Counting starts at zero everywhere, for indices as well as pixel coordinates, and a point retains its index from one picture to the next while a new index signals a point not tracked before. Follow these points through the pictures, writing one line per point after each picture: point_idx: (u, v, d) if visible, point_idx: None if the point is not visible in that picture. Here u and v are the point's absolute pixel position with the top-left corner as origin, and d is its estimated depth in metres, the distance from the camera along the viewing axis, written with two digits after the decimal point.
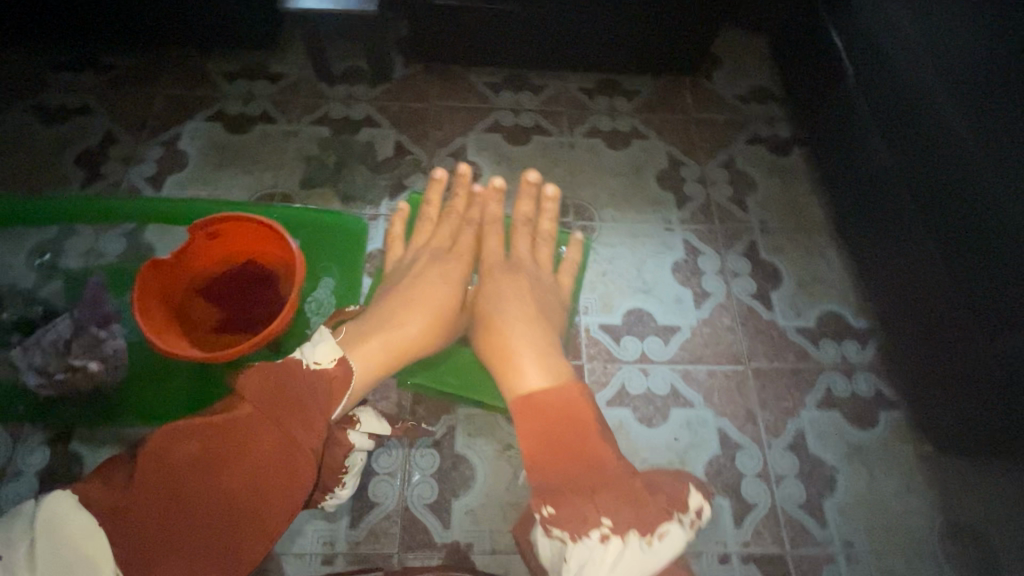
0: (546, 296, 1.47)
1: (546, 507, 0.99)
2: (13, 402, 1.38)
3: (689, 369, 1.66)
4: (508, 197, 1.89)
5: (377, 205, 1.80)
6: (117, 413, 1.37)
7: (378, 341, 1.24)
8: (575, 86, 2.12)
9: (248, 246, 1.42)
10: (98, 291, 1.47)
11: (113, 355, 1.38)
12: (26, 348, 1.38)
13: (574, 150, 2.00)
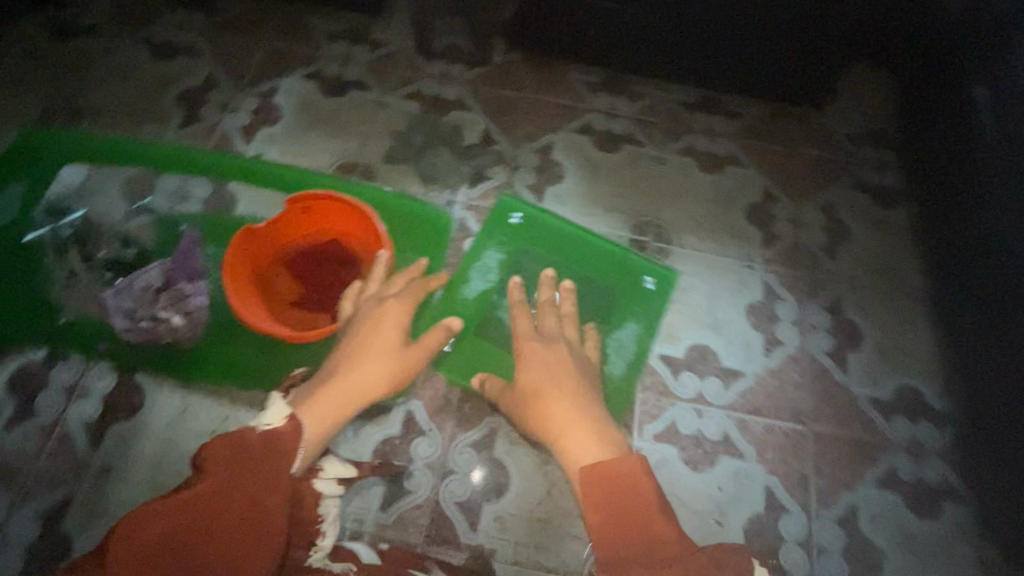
0: (559, 365, 1.41)
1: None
2: (98, 338, 1.46)
3: (746, 418, 1.57)
4: (586, 205, 1.83)
5: (454, 192, 1.78)
6: (189, 366, 1.44)
7: (330, 401, 1.28)
8: (675, 98, 2.00)
9: (336, 226, 1.54)
10: (187, 244, 1.55)
11: (198, 311, 1.48)
12: (117, 292, 1.46)
13: (663, 166, 1.91)
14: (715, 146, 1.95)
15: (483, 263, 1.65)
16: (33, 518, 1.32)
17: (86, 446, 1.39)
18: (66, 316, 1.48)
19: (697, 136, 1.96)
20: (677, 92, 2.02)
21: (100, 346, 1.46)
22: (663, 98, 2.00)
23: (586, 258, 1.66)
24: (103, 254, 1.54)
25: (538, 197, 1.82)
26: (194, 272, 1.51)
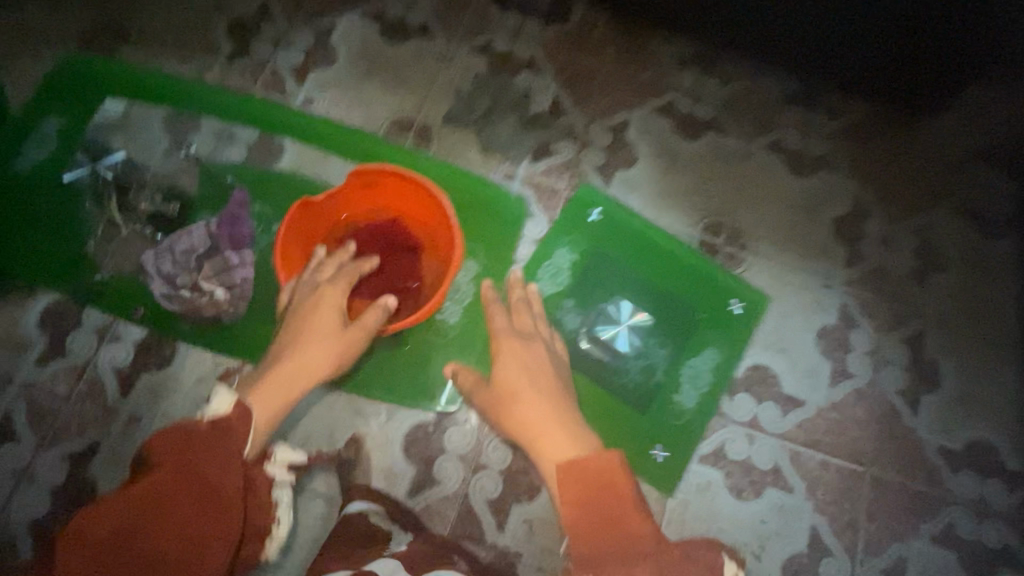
0: (530, 365, 1.30)
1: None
2: (133, 301, 1.39)
3: (801, 451, 1.46)
4: (656, 195, 1.68)
5: (515, 164, 1.63)
6: (227, 338, 1.38)
7: (277, 390, 1.17)
8: (771, 85, 1.79)
9: (406, 208, 1.41)
10: (234, 206, 1.45)
11: (241, 285, 1.39)
12: (160, 255, 1.40)
13: (745, 162, 1.73)
14: (808, 146, 1.75)
15: (555, 264, 1.56)
16: (61, 458, 1.31)
17: (116, 392, 1.35)
18: (102, 272, 1.40)
19: (789, 132, 1.76)
20: (774, 78, 1.79)
21: (136, 307, 1.38)
22: (757, 83, 1.79)
23: (667, 273, 1.56)
24: (146, 207, 1.45)
25: (606, 180, 1.67)
26: (240, 241, 1.42)
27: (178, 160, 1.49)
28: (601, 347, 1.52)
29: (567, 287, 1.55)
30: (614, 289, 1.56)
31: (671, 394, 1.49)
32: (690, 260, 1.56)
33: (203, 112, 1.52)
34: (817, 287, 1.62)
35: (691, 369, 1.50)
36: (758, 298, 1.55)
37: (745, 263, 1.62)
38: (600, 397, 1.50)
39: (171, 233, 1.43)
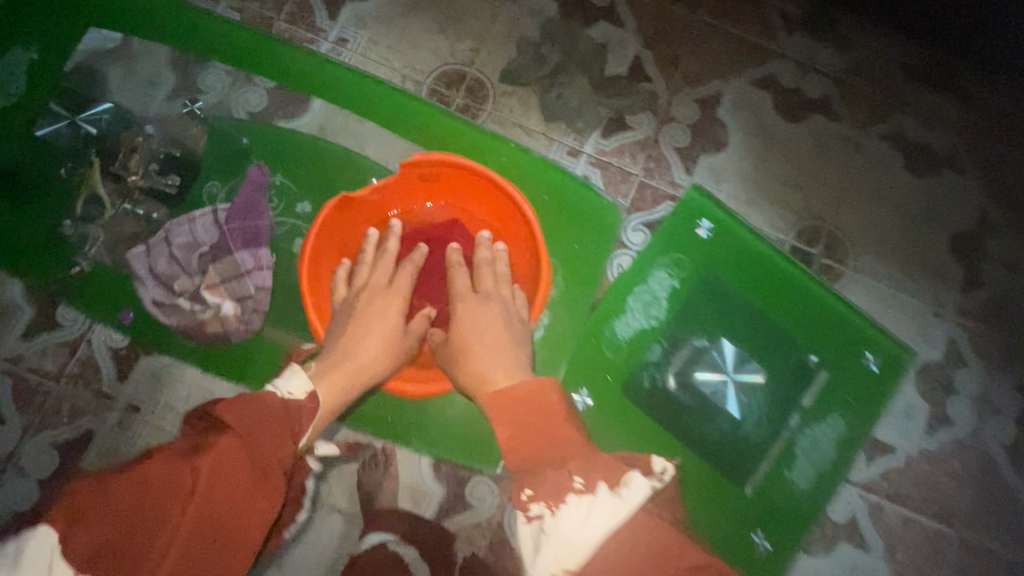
0: (482, 316, 1.01)
1: (526, 489, 0.77)
2: (120, 302, 1.15)
3: (883, 504, 1.27)
4: (749, 187, 1.39)
5: (582, 138, 1.35)
6: (235, 359, 1.13)
7: (338, 373, 0.97)
8: (895, 58, 1.45)
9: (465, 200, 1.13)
10: (250, 187, 1.16)
11: (253, 298, 1.12)
12: (154, 250, 1.14)
13: (856, 154, 1.43)
14: (934, 140, 1.44)
15: (652, 292, 1.10)
16: (53, 445, 1.17)
17: (114, 374, 1.18)
18: (82, 262, 1.16)
19: (914, 121, 1.44)
20: (898, 50, 1.46)
21: (125, 310, 1.15)
22: (882, 56, 1.45)
23: (802, 317, 1.10)
24: (138, 181, 1.17)
25: (688, 166, 1.37)
26: (254, 238, 1.13)
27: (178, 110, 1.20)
28: (700, 405, 1.10)
29: (663, 326, 1.10)
30: (724, 332, 1.11)
31: (781, 470, 1.10)
32: (835, 307, 1.09)
33: (208, 55, 1.20)
34: (926, 315, 1.36)
35: (809, 438, 1.11)
36: (903, 352, 1.11)
37: (842, 281, 1.37)
38: (695, 473, 1.09)
39: (171, 219, 1.16)
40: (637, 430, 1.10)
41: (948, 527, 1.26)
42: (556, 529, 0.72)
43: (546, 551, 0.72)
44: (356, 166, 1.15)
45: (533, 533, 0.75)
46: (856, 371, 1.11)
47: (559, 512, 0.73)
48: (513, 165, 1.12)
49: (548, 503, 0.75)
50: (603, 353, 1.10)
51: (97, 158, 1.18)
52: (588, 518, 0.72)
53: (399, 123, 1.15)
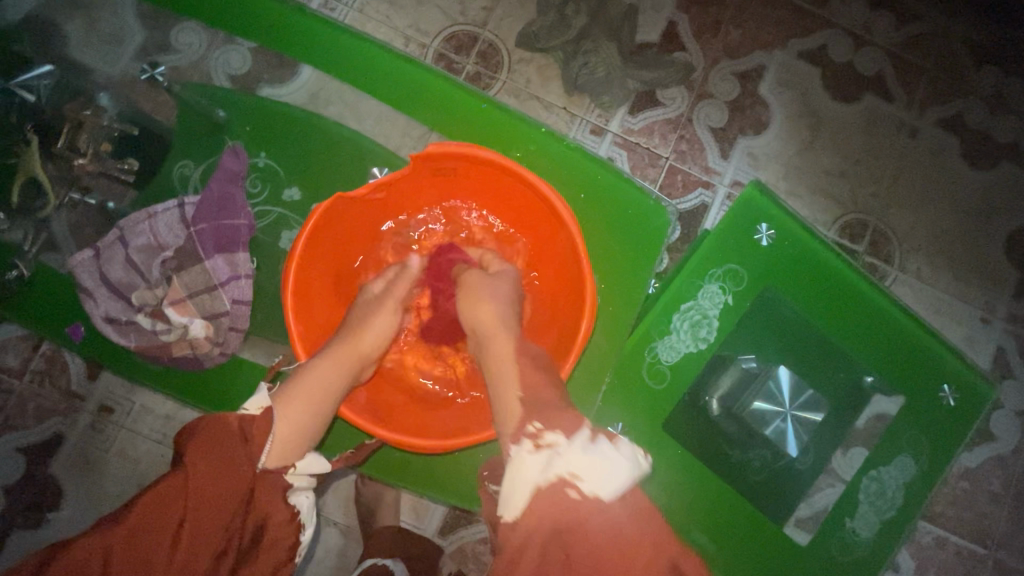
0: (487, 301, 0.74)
1: (533, 421, 0.61)
2: (53, 311, 0.82)
3: (961, 566, 1.04)
4: (804, 181, 1.10)
5: (607, 116, 1.08)
6: (205, 389, 0.81)
7: (314, 386, 0.67)
8: (964, 27, 1.12)
9: (485, 192, 0.80)
10: (220, 177, 0.82)
11: (230, 315, 0.81)
12: (104, 253, 0.81)
13: (912, 144, 1.11)
14: (998, 129, 1.12)
15: (701, 310, 0.81)
16: (18, 450, 1.01)
17: (80, 373, 1.01)
18: (21, 266, 0.80)
19: (979, 107, 1.12)
20: (969, 14, 1.12)
21: (75, 325, 0.81)
22: (946, 28, 1.12)
23: (892, 344, 0.81)
24: (87, 166, 0.81)
25: (725, 150, 1.08)
26: (231, 240, 0.81)
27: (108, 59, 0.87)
28: (745, 438, 0.83)
29: (714, 352, 0.82)
30: (782, 357, 0.83)
31: (838, 514, 0.82)
32: (921, 337, 0.81)
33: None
34: (974, 322, 1.09)
35: (874, 480, 0.82)
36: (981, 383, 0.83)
37: (886, 284, 1.09)
38: (730, 514, 0.82)
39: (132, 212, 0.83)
40: (676, 478, 0.82)
41: (996, 568, 1.04)
42: (557, 459, 0.57)
43: (522, 481, 0.57)
44: (367, 151, 0.85)
45: (518, 457, 0.59)
46: (929, 413, 0.82)
47: (555, 440, 0.58)
48: (521, 140, 0.79)
49: (542, 420, 0.61)
50: (638, 384, 0.81)
51: (34, 135, 0.78)
52: (591, 455, 0.57)
53: (372, 87, 0.81)
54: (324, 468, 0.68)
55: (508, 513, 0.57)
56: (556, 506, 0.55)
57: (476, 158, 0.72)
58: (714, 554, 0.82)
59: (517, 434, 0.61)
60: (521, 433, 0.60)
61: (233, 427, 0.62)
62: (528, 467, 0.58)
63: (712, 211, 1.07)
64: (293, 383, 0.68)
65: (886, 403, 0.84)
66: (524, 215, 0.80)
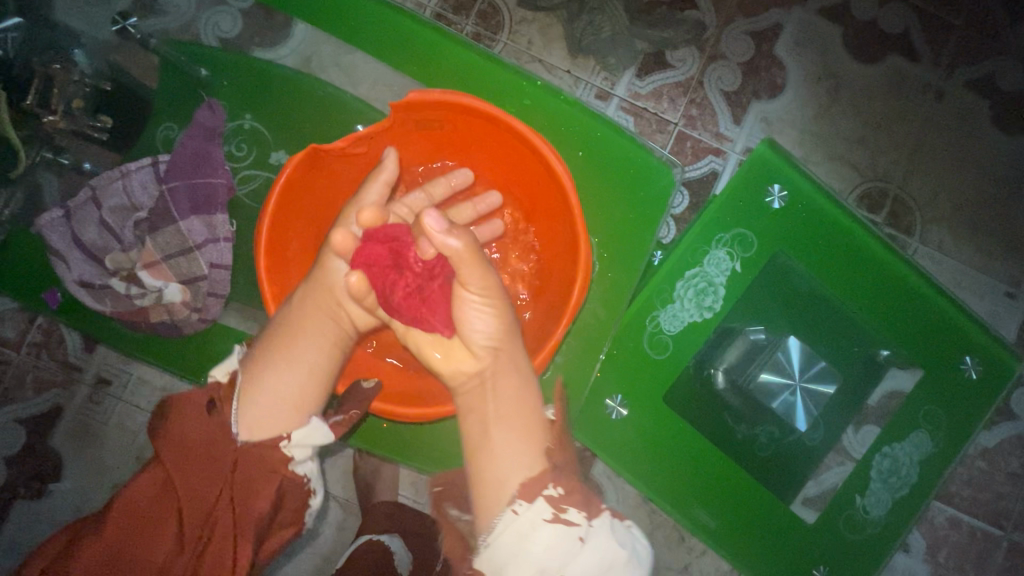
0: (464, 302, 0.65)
1: (556, 486, 0.58)
2: (26, 274, 0.80)
3: (976, 548, 0.99)
4: (821, 147, 1.03)
5: (613, 78, 1.02)
6: (182, 355, 0.79)
7: (276, 355, 0.65)
8: None
9: (472, 135, 0.74)
10: (195, 135, 0.80)
11: (209, 279, 0.79)
12: (76, 214, 0.78)
13: (939, 106, 1.04)
14: None
15: (707, 277, 0.77)
16: (18, 421, 1.00)
17: (76, 346, 1.00)
18: None
19: (1014, 66, 1.04)
20: None
21: (51, 290, 0.80)
22: None
23: (910, 315, 0.76)
24: (59, 124, 0.76)
25: (737, 115, 1.02)
26: (207, 201, 0.79)
27: (87, 20, 0.83)
28: (751, 412, 0.80)
29: (720, 323, 0.78)
30: (790, 327, 0.80)
31: (847, 491, 0.79)
32: (942, 307, 0.76)
33: None
34: (998, 296, 1.03)
35: (887, 457, 0.78)
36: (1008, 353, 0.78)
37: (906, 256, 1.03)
38: (733, 491, 0.78)
39: (103, 173, 0.81)
40: (675, 451, 0.78)
41: (1012, 550, 0.99)
42: (581, 546, 0.53)
43: (529, 557, 0.53)
44: (354, 110, 0.80)
45: (534, 523, 0.55)
46: (948, 387, 0.78)
47: (578, 521, 0.55)
48: (515, 94, 0.74)
49: (563, 488, 0.58)
50: (639, 354, 0.78)
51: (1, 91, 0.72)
52: (622, 550, 0.55)
53: (359, 39, 0.77)
54: (327, 438, 0.64)
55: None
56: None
57: (463, 108, 0.68)
58: (716, 531, 0.78)
59: (534, 492, 0.57)
60: (541, 493, 0.57)
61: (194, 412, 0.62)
62: (545, 540, 0.54)
63: (723, 179, 1.01)
64: (262, 345, 0.66)
65: (902, 377, 0.81)
66: (519, 173, 0.76)
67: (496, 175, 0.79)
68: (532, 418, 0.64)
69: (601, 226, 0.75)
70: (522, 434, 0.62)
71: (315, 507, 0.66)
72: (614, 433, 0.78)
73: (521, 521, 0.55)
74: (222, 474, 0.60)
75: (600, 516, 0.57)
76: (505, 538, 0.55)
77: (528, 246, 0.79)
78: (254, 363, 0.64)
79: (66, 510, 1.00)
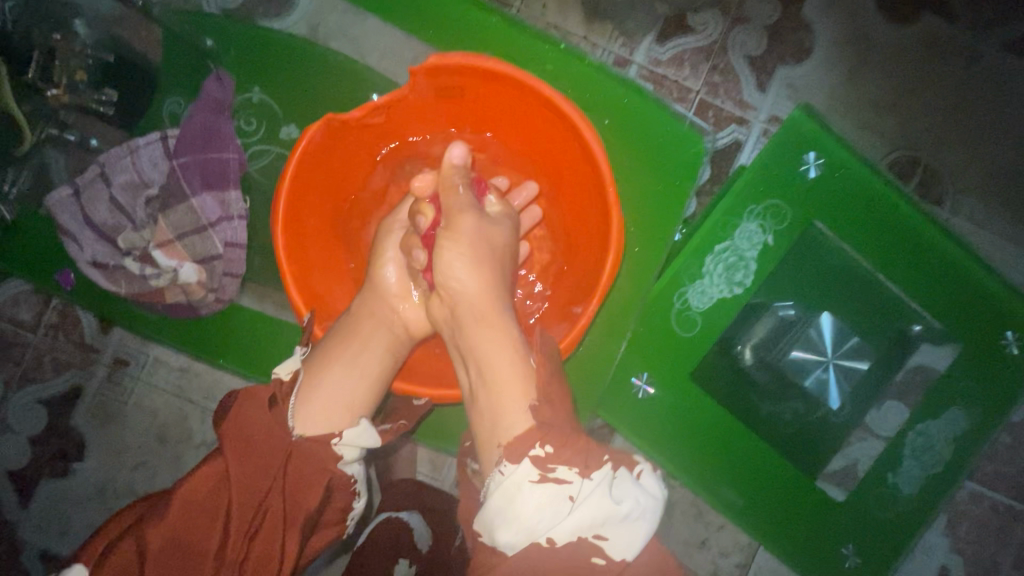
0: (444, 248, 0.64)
1: (542, 444, 0.53)
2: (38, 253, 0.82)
3: (999, 524, 0.98)
4: (850, 115, 0.98)
5: (631, 45, 0.97)
6: (202, 340, 0.80)
7: (336, 350, 0.64)
8: None
9: (499, 118, 0.73)
10: (203, 107, 0.77)
11: (224, 259, 0.77)
12: (85, 192, 0.77)
13: (976, 69, 0.98)
14: None
15: (737, 251, 0.74)
16: (38, 403, 1.01)
17: (91, 327, 0.99)
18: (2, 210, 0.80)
19: None
20: None
21: (64, 271, 0.81)
22: None
23: (948, 288, 0.73)
24: (62, 98, 0.76)
25: (762, 81, 0.97)
26: (220, 176, 0.77)
27: None
28: (778, 390, 0.78)
29: (748, 300, 0.75)
30: (823, 302, 0.77)
31: (879, 470, 0.77)
32: (979, 278, 0.73)
33: None
34: None
35: (921, 435, 0.77)
36: None
37: None
38: (764, 470, 0.78)
39: (110, 148, 0.78)
40: (701, 429, 0.77)
41: None
42: (572, 506, 0.50)
43: (519, 519, 0.50)
44: (366, 81, 0.77)
45: (519, 485, 0.51)
46: (983, 366, 0.75)
47: (569, 479, 0.51)
48: (538, 59, 0.70)
49: (552, 446, 0.53)
50: (666, 331, 0.76)
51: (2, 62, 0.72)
52: (618, 505, 0.51)
53: (378, 10, 0.75)
54: (376, 441, 0.62)
55: (498, 545, 0.50)
56: (568, 561, 0.49)
57: (485, 71, 0.64)
58: (743, 510, 0.78)
59: (520, 453, 0.53)
60: (526, 454, 0.52)
61: (250, 405, 0.61)
62: (534, 501, 0.50)
63: (747, 149, 0.97)
64: (320, 343, 0.66)
65: (935, 356, 0.77)
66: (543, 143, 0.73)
67: (535, 164, 0.77)
68: (530, 369, 0.59)
69: (628, 197, 0.71)
70: (522, 387, 0.58)
71: (357, 511, 0.64)
72: (637, 412, 0.77)
73: (506, 484, 0.52)
74: (276, 467, 0.58)
75: (597, 470, 0.53)
76: (493, 499, 0.52)
77: (553, 228, 0.78)
78: (314, 362, 0.64)
79: (91, 489, 1.01)
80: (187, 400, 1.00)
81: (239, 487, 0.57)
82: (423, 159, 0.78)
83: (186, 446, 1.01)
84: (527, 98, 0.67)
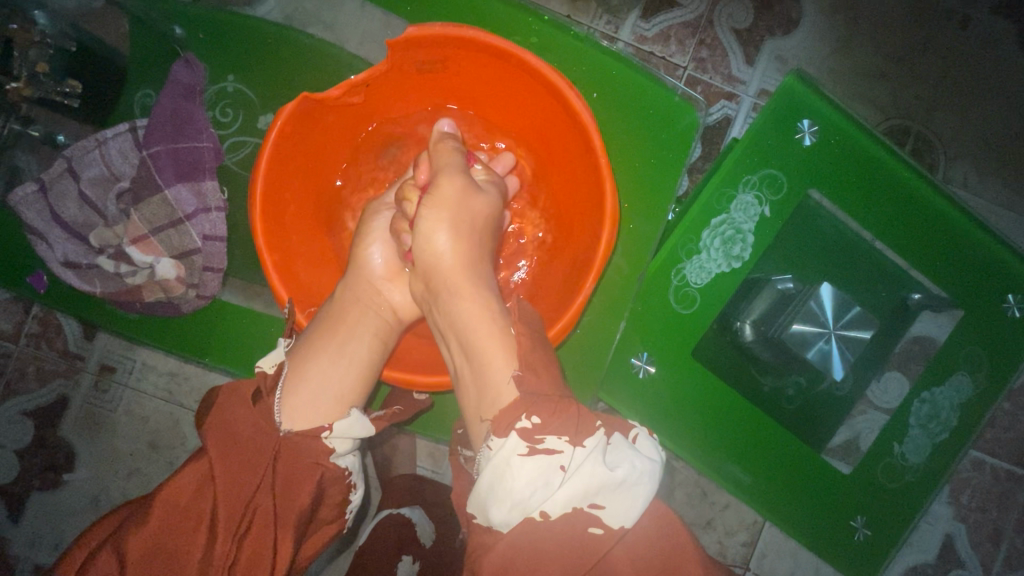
0: (423, 218, 0.61)
1: (530, 415, 0.50)
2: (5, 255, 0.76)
3: (1001, 490, 0.98)
4: (840, 85, 0.97)
5: (616, 22, 0.95)
6: (184, 338, 0.77)
7: (321, 339, 0.62)
8: None
9: (480, 88, 0.71)
10: (171, 92, 0.73)
11: (203, 252, 0.74)
12: (53, 187, 0.73)
13: (964, 33, 0.96)
14: None
15: (734, 224, 0.72)
16: (24, 415, 0.98)
17: (75, 334, 0.97)
18: None
19: None
20: None
21: (36, 272, 0.76)
22: None
23: (947, 254, 0.72)
24: (24, 92, 0.70)
25: (750, 54, 0.95)
26: (193, 166, 0.74)
27: None
28: (781, 366, 0.76)
29: (747, 273, 0.74)
30: (820, 274, 0.76)
31: (884, 441, 0.77)
32: (976, 240, 0.72)
33: None
34: None
35: (926, 402, 0.76)
36: None
37: None
38: (768, 446, 0.77)
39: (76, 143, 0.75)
40: (702, 407, 0.76)
41: None
42: (564, 476, 0.48)
43: (510, 495, 0.47)
44: (343, 66, 0.75)
45: (508, 461, 0.48)
46: (986, 330, 0.74)
47: (560, 448, 0.48)
48: (521, 31, 0.68)
49: (540, 417, 0.50)
50: (663, 307, 0.75)
51: None
52: (613, 472, 0.49)
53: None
54: (367, 430, 0.61)
55: (492, 523, 0.48)
56: (566, 531, 0.48)
57: (468, 43, 0.62)
58: (750, 487, 0.77)
59: (507, 426, 0.50)
60: (514, 427, 0.49)
61: (231, 404, 0.58)
62: (524, 475, 0.47)
63: (738, 125, 0.95)
64: (305, 334, 0.64)
65: (934, 326, 0.77)
66: (531, 117, 0.71)
67: (517, 136, 0.75)
68: (510, 337, 0.57)
69: (621, 172, 0.70)
70: (503, 356, 0.55)
71: (355, 504, 0.63)
72: (638, 392, 0.76)
73: (495, 461, 0.49)
74: (266, 465, 0.56)
75: (588, 437, 0.50)
76: (482, 476, 0.49)
77: (540, 202, 0.76)
78: (299, 352, 0.62)
79: (83, 500, 0.99)
80: (179, 404, 0.98)
81: (226, 489, 0.54)
82: (405, 138, 0.75)
83: (180, 451, 0.99)
84: (511, 68, 0.65)
